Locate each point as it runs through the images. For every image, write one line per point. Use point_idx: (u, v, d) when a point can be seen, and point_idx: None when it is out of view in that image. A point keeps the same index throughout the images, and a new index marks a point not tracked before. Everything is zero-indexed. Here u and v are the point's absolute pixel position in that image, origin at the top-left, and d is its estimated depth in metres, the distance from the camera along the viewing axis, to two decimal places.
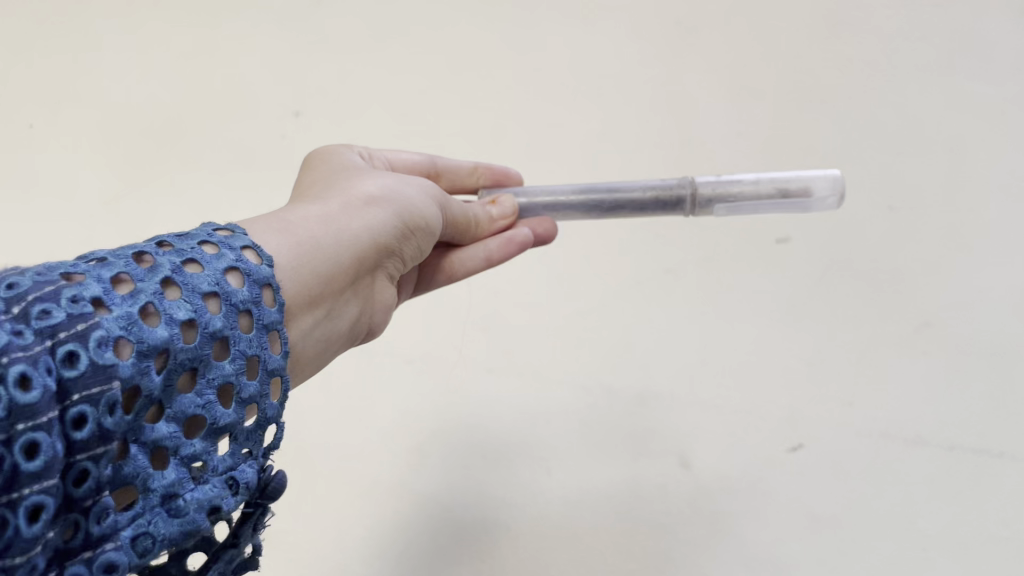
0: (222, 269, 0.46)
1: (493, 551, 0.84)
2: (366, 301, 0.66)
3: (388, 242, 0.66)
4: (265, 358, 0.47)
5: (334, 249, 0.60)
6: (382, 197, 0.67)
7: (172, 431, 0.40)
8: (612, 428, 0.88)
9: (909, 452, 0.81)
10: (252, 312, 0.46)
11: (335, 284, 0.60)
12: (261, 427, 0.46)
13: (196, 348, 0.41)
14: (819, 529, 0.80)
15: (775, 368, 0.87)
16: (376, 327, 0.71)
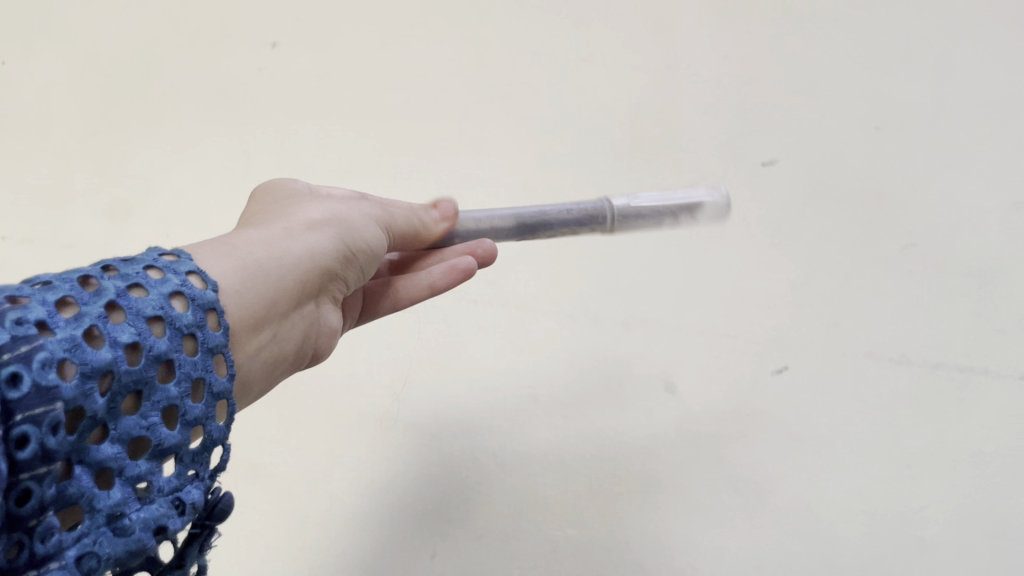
0: (167, 293, 0.46)
1: (481, 476, 0.85)
2: (310, 323, 0.65)
3: (332, 264, 0.65)
4: (210, 381, 0.47)
5: (279, 272, 0.59)
6: (326, 220, 0.66)
7: (116, 451, 0.40)
8: (599, 356, 0.89)
9: (895, 371, 0.82)
10: (196, 337, 0.47)
11: (280, 308, 0.59)
12: (206, 449, 0.48)
13: (141, 370, 0.42)
14: (803, 449, 0.81)
15: (760, 291, 0.87)
16: (320, 350, 0.70)
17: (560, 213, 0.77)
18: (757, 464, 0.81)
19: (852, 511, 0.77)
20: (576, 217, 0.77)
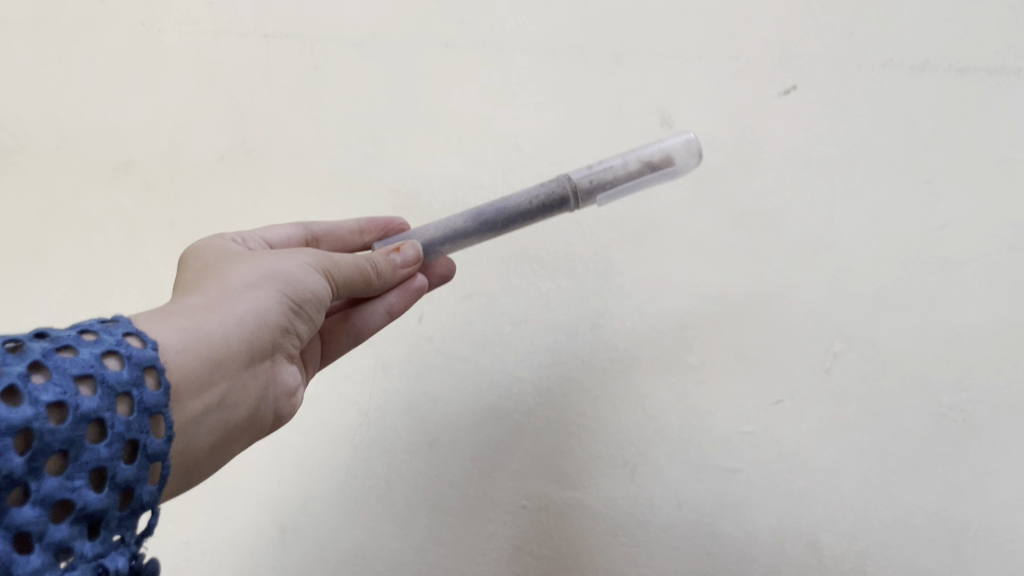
0: (100, 352, 0.41)
1: (463, 235, 0.80)
2: (269, 379, 0.57)
3: (283, 319, 0.56)
4: (147, 442, 0.42)
5: (222, 334, 0.51)
6: (267, 274, 0.56)
7: (37, 515, 0.36)
8: (584, 91, 0.81)
9: (916, 78, 0.76)
10: (131, 396, 0.41)
11: (227, 373, 0.51)
12: (135, 513, 0.42)
13: (68, 429, 0.37)
14: (814, 171, 0.74)
15: (764, 5, 0.80)
16: (284, 410, 0.61)
17: (518, 198, 0.65)
18: (761, 194, 0.75)
19: (865, 234, 0.72)
20: (534, 198, 0.65)
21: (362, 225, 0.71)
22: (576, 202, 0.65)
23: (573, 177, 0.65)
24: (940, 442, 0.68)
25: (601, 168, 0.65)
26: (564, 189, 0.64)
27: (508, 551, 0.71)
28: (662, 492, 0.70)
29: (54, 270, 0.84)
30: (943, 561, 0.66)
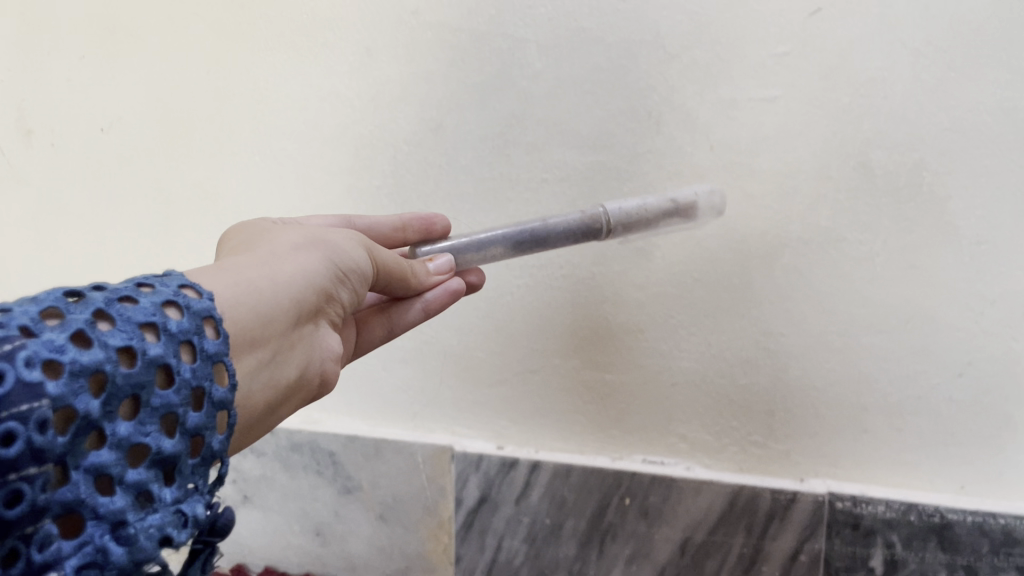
0: (161, 301, 0.37)
1: None
2: (314, 344, 0.51)
3: (329, 283, 0.51)
4: (212, 390, 0.39)
5: (272, 292, 0.46)
6: (314, 242, 0.52)
7: (116, 458, 0.32)
8: None
9: None
10: (194, 344, 0.38)
11: (278, 330, 0.46)
12: (206, 462, 0.39)
13: (139, 374, 0.34)
14: None
15: None
16: (326, 381, 0.54)
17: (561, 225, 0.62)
18: None
19: None
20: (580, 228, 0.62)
21: (405, 221, 0.65)
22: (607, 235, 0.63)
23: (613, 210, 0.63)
24: (1005, 25, 0.58)
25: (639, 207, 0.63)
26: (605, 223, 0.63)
27: (534, 228, 0.72)
28: (693, 139, 0.66)
29: (44, 12, 0.81)
30: (1010, 158, 0.60)
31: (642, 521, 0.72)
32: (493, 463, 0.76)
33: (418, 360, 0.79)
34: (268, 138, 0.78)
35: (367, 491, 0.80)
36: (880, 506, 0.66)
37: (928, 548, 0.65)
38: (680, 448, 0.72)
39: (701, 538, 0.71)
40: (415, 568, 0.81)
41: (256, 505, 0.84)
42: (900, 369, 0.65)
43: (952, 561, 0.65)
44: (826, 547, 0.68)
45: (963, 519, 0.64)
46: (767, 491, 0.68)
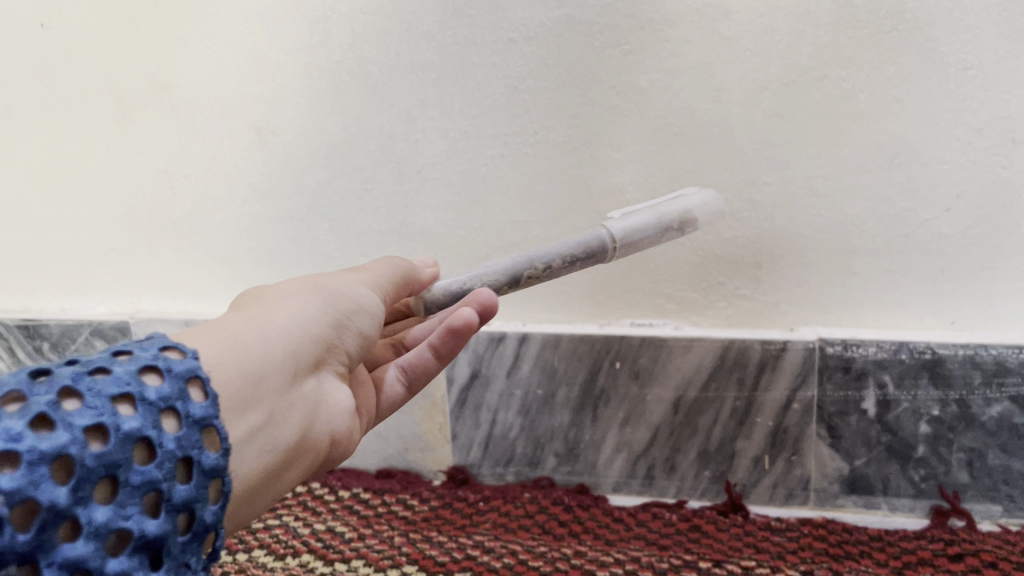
0: (138, 366, 0.34)
1: None
2: (317, 397, 0.45)
3: (327, 329, 0.46)
4: (205, 456, 0.35)
5: (261, 346, 0.41)
6: (311, 289, 0.47)
7: (94, 549, 0.30)
8: None
9: None
10: (178, 410, 0.34)
11: (271, 388, 0.41)
12: (203, 536, 0.35)
13: (113, 453, 0.31)
14: None
15: None
16: (340, 437, 0.48)
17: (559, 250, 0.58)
18: None
19: None
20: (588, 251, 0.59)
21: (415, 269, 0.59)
22: (613, 253, 0.59)
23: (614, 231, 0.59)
24: None
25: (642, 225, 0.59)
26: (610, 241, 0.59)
27: (504, 94, 0.68)
28: None
29: None
30: None
31: (634, 384, 0.72)
32: (482, 340, 0.75)
33: (399, 242, 0.75)
34: (218, 19, 0.73)
35: None
36: (871, 348, 0.65)
37: (921, 386, 0.65)
38: (668, 309, 0.71)
39: (693, 395, 0.71)
40: (413, 450, 0.81)
41: None
42: (889, 206, 0.63)
43: (945, 396, 0.64)
44: (819, 394, 0.67)
45: (955, 354, 0.63)
46: (757, 342, 0.68)
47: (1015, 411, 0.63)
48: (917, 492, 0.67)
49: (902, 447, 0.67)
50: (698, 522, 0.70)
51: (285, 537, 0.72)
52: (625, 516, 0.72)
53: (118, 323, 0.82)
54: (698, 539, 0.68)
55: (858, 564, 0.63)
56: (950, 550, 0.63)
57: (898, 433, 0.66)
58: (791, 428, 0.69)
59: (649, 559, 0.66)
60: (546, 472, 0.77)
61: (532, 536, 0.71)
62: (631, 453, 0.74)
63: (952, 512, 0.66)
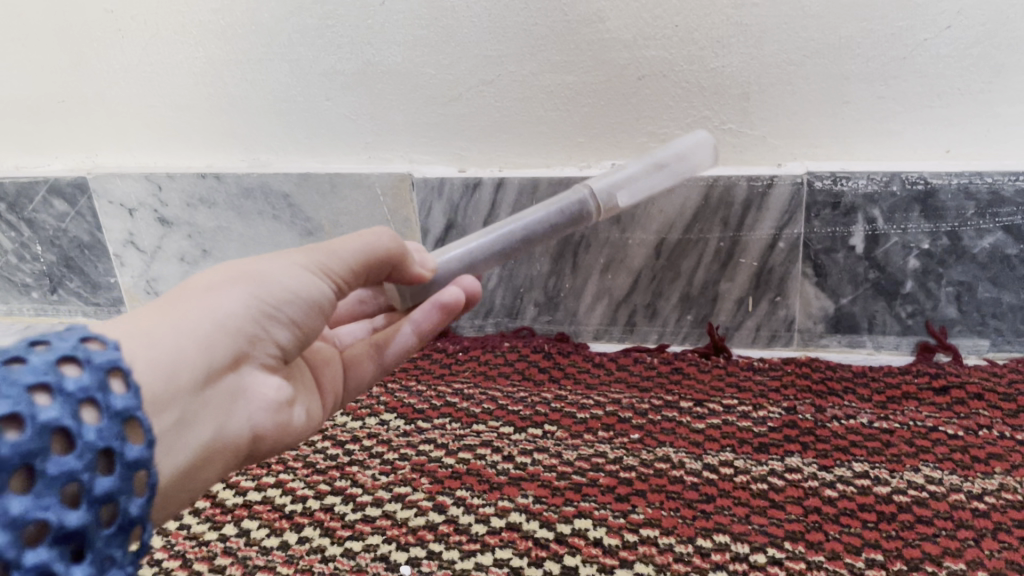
0: (54, 356, 0.29)
1: None
2: (235, 392, 0.39)
3: (253, 325, 0.39)
4: (131, 447, 0.30)
5: (167, 348, 0.34)
6: (242, 274, 0.39)
7: (12, 538, 0.25)
8: None
9: None
10: (97, 401, 0.29)
11: (177, 395, 0.34)
12: (125, 537, 0.30)
13: (29, 442, 0.26)
14: None
15: None
16: (267, 430, 0.41)
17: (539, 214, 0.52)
18: None
19: None
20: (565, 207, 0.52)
21: None
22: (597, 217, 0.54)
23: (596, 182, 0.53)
24: None
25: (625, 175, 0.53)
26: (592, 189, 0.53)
27: None
28: None
29: None
30: None
31: (615, 229, 0.69)
32: (456, 187, 0.70)
33: (364, 83, 0.70)
34: None
35: (329, 231, 0.75)
36: (862, 182, 0.62)
37: (911, 220, 0.62)
38: (651, 148, 0.67)
39: (676, 238, 0.68)
40: None
41: (218, 259, 0.79)
42: (888, 27, 0.58)
43: (936, 230, 0.62)
44: (805, 232, 0.65)
45: (949, 184, 0.61)
46: (743, 180, 0.64)
47: (1007, 242, 0.61)
48: (904, 329, 0.66)
49: (890, 284, 0.65)
50: (679, 364, 0.69)
51: None
52: (606, 362, 0.71)
53: (74, 179, 0.78)
54: (680, 380, 0.68)
55: (842, 399, 0.62)
56: (935, 383, 0.62)
57: (886, 269, 0.64)
58: (776, 268, 0.67)
59: (630, 401, 0.66)
60: (526, 322, 0.76)
61: (513, 383, 0.70)
62: (611, 300, 0.72)
63: (938, 347, 0.65)
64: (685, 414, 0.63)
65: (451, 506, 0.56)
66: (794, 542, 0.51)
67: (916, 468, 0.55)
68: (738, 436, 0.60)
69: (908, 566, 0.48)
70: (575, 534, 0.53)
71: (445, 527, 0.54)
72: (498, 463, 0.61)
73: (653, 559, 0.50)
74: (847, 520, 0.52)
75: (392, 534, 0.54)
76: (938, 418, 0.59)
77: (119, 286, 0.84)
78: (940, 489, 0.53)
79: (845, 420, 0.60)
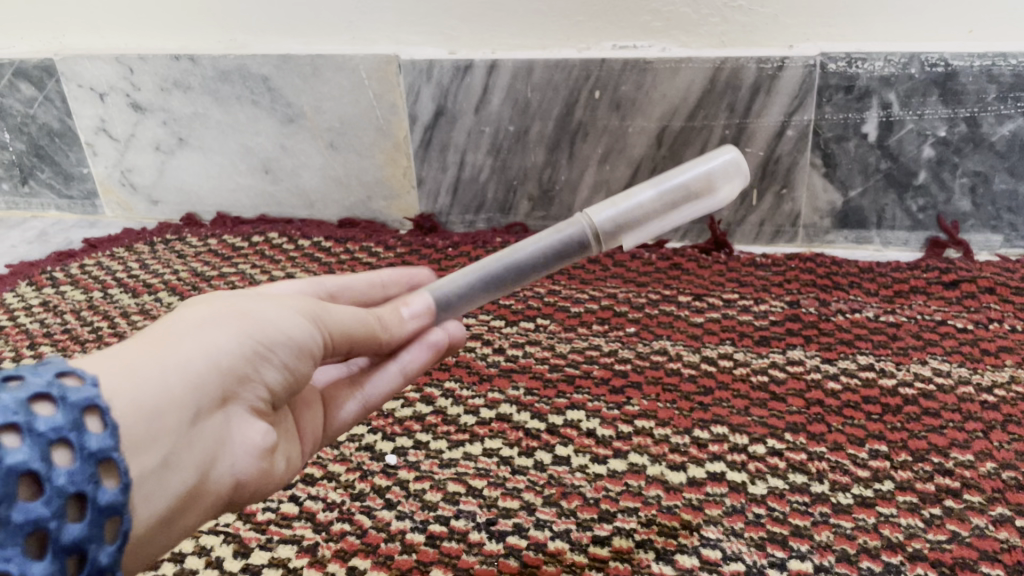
0: (26, 392, 0.24)
1: None
2: (223, 438, 0.31)
3: (243, 365, 0.31)
4: (109, 490, 0.25)
5: (141, 382, 0.28)
6: (241, 310, 0.32)
7: None
8: None
9: None
10: (70, 440, 0.24)
11: (150, 435, 0.27)
12: None
13: None
14: None
15: None
16: (256, 488, 0.33)
17: (538, 249, 0.41)
18: None
19: None
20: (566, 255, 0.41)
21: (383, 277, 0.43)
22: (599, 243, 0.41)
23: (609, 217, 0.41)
24: None
25: (634, 205, 0.41)
26: (595, 236, 0.41)
27: None
28: None
29: None
30: None
31: (615, 116, 0.65)
32: (447, 70, 0.66)
33: None
34: None
35: (312, 118, 0.71)
36: (879, 63, 0.58)
37: (928, 105, 0.59)
38: (654, 28, 0.62)
39: (679, 125, 0.64)
40: (377, 199, 0.74)
41: (195, 148, 0.75)
42: None
43: (954, 116, 0.59)
44: (816, 118, 0.61)
45: (970, 65, 0.57)
46: (753, 62, 0.60)
47: None
48: (914, 224, 0.64)
49: (902, 175, 0.62)
50: (678, 260, 0.66)
51: (241, 285, 0.67)
52: (602, 257, 0.68)
53: (40, 61, 0.74)
54: (679, 276, 0.65)
55: (847, 294, 0.60)
56: (946, 277, 0.60)
57: (899, 158, 0.61)
58: (783, 158, 0.63)
59: (626, 296, 0.63)
60: (519, 219, 0.72)
61: None
62: (610, 194, 0.69)
63: (949, 243, 0.63)
64: (684, 308, 0.61)
65: (440, 398, 0.54)
66: (795, 433, 0.49)
67: (923, 360, 0.53)
68: (738, 329, 0.58)
69: (913, 457, 0.46)
70: (568, 425, 0.51)
71: (433, 417, 0.52)
72: (489, 355, 0.58)
73: (648, 449, 0.48)
74: (850, 412, 0.50)
75: (378, 424, 0.52)
76: (948, 312, 0.57)
77: (93, 177, 0.80)
78: (948, 381, 0.51)
79: (850, 314, 0.58)
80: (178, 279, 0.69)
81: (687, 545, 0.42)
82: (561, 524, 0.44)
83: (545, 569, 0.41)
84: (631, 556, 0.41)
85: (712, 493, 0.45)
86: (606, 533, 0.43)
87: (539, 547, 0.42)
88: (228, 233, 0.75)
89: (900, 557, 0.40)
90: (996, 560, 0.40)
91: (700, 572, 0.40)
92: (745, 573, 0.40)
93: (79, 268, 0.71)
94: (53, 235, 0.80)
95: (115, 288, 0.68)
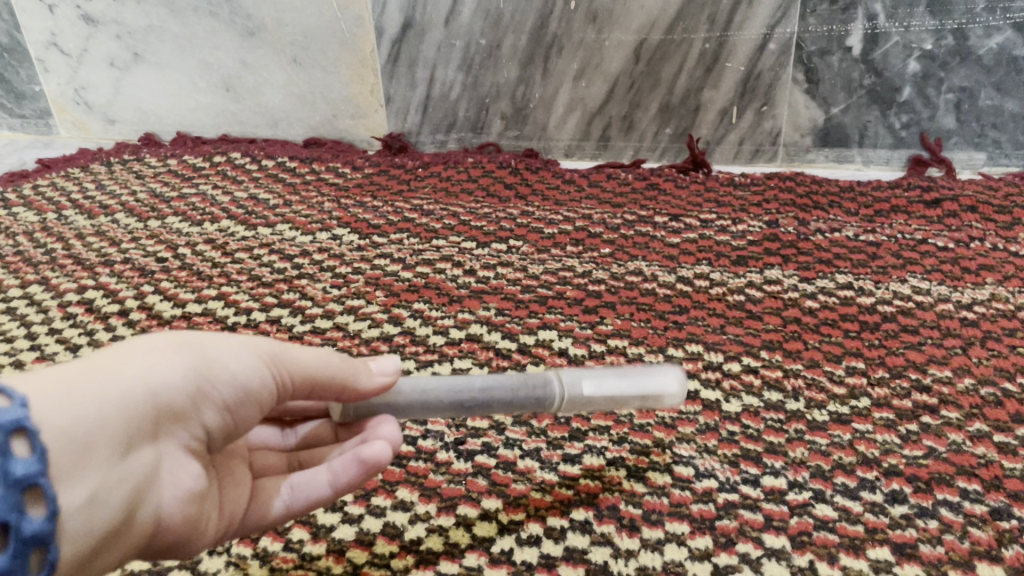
0: None
1: None
2: (155, 474, 0.27)
3: (187, 398, 0.28)
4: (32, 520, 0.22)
5: (76, 409, 0.24)
6: (190, 340, 0.29)
7: None
8: None
9: None
10: None
11: (77, 466, 0.24)
12: None
13: None
14: None
15: None
16: (173, 534, 0.29)
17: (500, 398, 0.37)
18: None
19: None
20: (522, 406, 0.36)
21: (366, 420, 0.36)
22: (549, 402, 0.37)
23: (574, 381, 0.37)
24: None
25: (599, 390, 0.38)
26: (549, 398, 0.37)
27: None
28: None
29: None
30: None
31: (591, 28, 0.62)
32: None
33: None
34: None
35: (273, 31, 0.67)
36: None
37: (915, 16, 0.57)
38: None
39: (657, 39, 0.61)
40: (343, 117, 0.71)
41: (151, 64, 0.72)
42: None
43: (941, 27, 0.57)
44: (800, 30, 0.59)
45: None
46: None
47: (1017, 41, 0.56)
48: (896, 141, 0.62)
49: (886, 90, 0.60)
50: (656, 180, 0.64)
51: (202, 206, 0.65)
52: (577, 178, 0.66)
53: None
54: (657, 196, 0.63)
55: (827, 214, 0.58)
56: (927, 196, 0.58)
57: (883, 73, 0.59)
58: (764, 74, 0.61)
59: (601, 217, 0.61)
60: (492, 139, 0.70)
61: (476, 199, 0.64)
62: (585, 111, 0.66)
63: (932, 160, 0.61)
64: (660, 229, 0.59)
65: (407, 319, 0.52)
66: (771, 351, 0.47)
67: (903, 279, 0.52)
68: (715, 249, 0.56)
69: (890, 374, 0.45)
70: (539, 345, 0.49)
71: (401, 338, 0.51)
72: (459, 277, 0.56)
73: (621, 368, 0.47)
74: (828, 329, 0.49)
75: (344, 345, 0.50)
76: (928, 231, 0.55)
77: (46, 95, 0.76)
78: (927, 298, 0.50)
79: (830, 233, 0.56)
80: (136, 200, 0.66)
81: (658, 463, 0.41)
82: (531, 443, 0.42)
83: (513, 488, 0.40)
84: (602, 474, 0.40)
85: (685, 411, 0.44)
86: (576, 452, 0.42)
87: (508, 467, 0.41)
88: (189, 153, 0.72)
89: (875, 473, 0.40)
90: (973, 475, 0.39)
91: (672, 489, 0.39)
92: (718, 489, 0.39)
93: (33, 189, 0.68)
94: (5, 155, 0.76)
95: (70, 209, 0.65)
